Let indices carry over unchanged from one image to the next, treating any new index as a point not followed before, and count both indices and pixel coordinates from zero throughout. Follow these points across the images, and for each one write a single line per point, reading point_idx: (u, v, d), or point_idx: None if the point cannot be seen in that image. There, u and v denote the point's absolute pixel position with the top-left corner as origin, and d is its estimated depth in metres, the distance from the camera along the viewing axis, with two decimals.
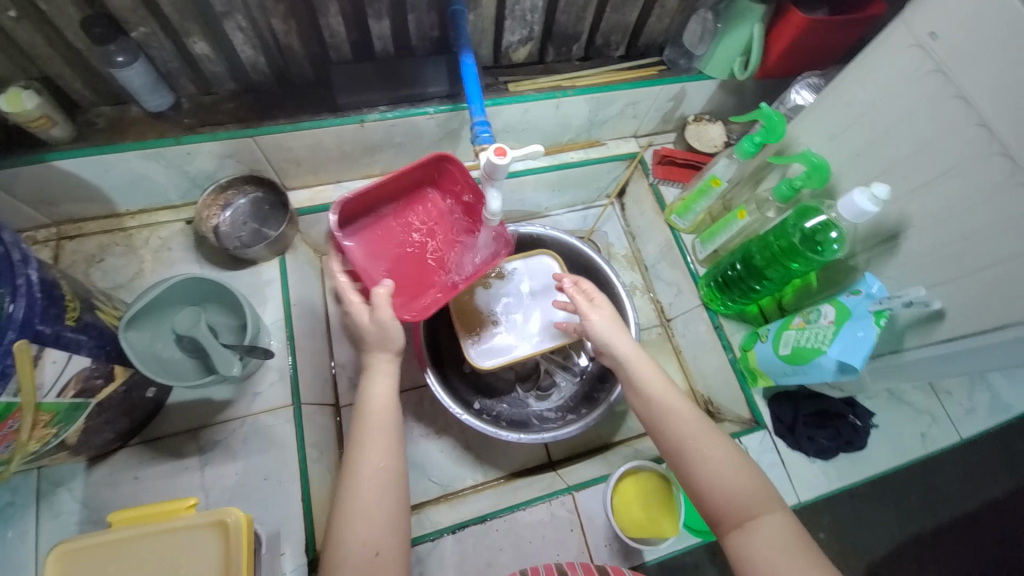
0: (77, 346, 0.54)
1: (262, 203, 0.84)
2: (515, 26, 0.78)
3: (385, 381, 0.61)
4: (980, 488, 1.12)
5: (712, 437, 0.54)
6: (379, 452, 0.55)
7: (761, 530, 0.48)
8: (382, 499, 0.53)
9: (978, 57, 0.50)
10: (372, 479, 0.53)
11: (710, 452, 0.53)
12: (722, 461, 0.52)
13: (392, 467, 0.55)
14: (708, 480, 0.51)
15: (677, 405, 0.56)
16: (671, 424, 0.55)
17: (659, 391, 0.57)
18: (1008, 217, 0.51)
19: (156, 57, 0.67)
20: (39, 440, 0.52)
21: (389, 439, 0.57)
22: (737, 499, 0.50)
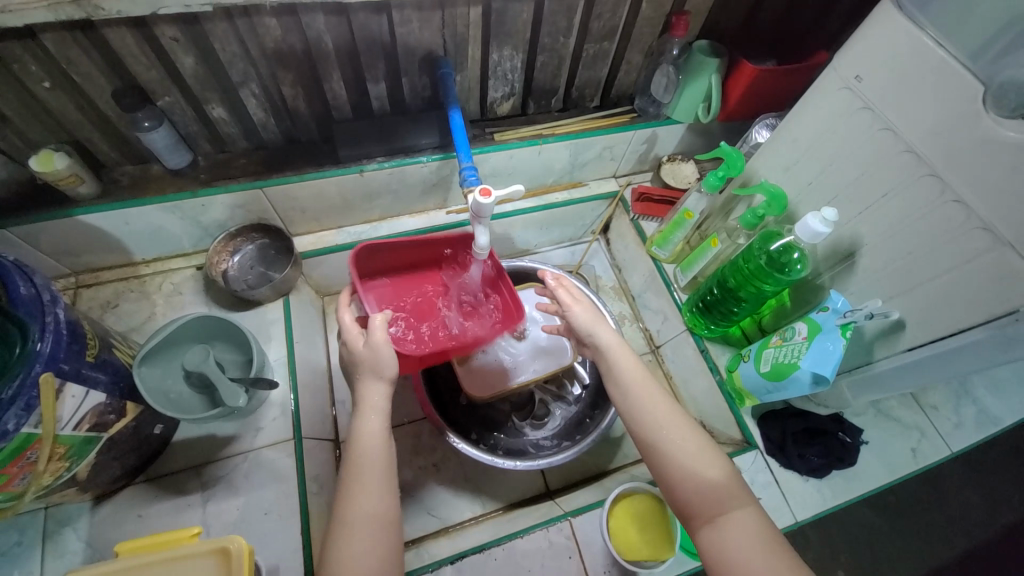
0: (94, 382, 0.58)
1: (268, 249, 0.90)
2: (498, 84, 0.87)
3: (375, 414, 0.60)
4: (990, 510, 1.10)
5: (686, 427, 0.57)
6: (369, 496, 0.55)
7: (729, 516, 0.52)
8: (372, 537, 0.53)
9: (897, 94, 0.57)
10: (363, 520, 0.54)
11: (682, 441, 0.56)
12: (689, 452, 0.56)
13: (386, 506, 0.56)
14: (681, 466, 0.55)
15: (652, 395, 0.60)
16: (642, 415, 0.59)
17: (635, 384, 0.61)
18: (944, 230, 0.56)
19: (177, 122, 0.75)
20: (52, 473, 0.56)
21: (381, 477, 0.57)
22: (705, 486, 0.54)
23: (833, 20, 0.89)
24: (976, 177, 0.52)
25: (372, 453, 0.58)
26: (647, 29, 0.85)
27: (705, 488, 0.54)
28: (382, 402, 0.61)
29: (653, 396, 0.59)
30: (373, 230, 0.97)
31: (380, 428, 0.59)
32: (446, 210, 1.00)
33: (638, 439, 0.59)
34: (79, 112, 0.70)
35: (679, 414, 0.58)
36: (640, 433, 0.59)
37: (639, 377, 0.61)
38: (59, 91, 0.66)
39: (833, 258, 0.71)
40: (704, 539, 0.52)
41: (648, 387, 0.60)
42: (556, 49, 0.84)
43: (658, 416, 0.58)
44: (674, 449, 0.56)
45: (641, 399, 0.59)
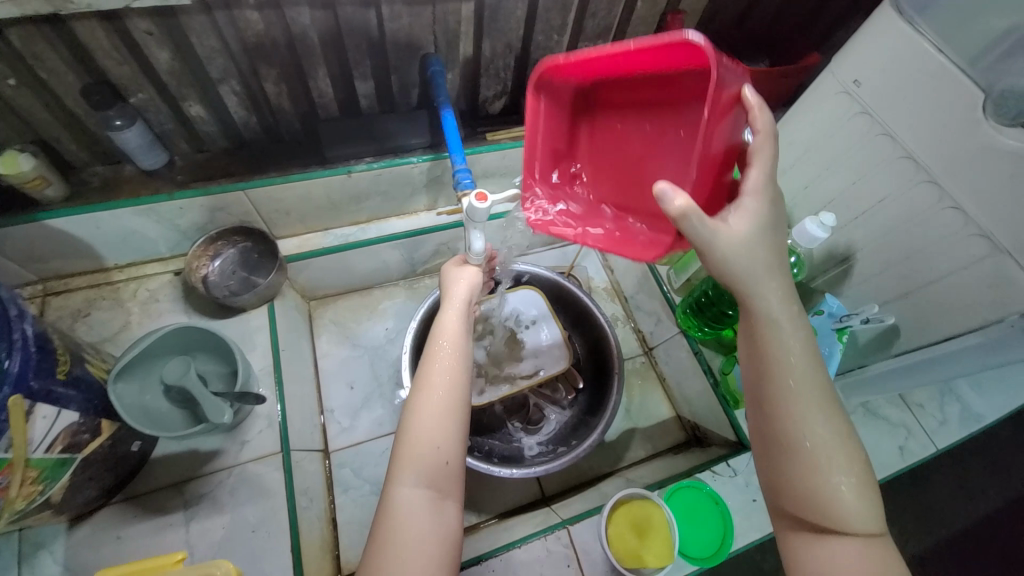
0: (67, 401, 0.54)
1: (251, 253, 0.86)
2: (490, 82, 0.85)
3: (454, 311, 0.62)
4: (970, 501, 1.13)
5: (843, 438, 0.47)
6: (444, 371, 0.56)
7: (852, 543, 0.45)
8: (453, 411, 0.54)
9: (895, 100, 0.57)
10: (444, 388, 0.55)
11: (838, 460, 0.46)
12: (840, 465, 0.46)
13: (463, 386, 0.56)
14: (824, 485, 0.45)
15: (810, 390, 0.47)
16: (796, 406, 0.47)
17: (793, 367, 0.48)
18: (942, 237, 0.57)
19: (152, 120, 0.71)
20: (24, 498, 0.52)
21: (462, 354, 0.58)
22: (847, 507, 0.45)
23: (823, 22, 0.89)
24: (974, 185, 0.52)
25: (452, 342, 0.58)
26: (643, 27, 0.84)
27: (845, 518, 0.45)
28: (460, 306, 0.63)
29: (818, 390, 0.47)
30: (361, 232, 0.94)
31: (457, 322, 0.61)
32: (436, 211, 0.97)
33: (777, 436, 0.48)
34: (42, 109, 0.65)
35: (836, 422, 0.47)
36: (782, 431, 0.47)
37: (797, 364, 0.48)
38: (17, 84, 0.61)
39: (829, 261, 0.71)
40: (802, 549, 0.47)
41: (809, 379, 0.48)
42: (550, 47, 0.82)
43: (815, 418, 0.47)
44: (824, 465, 0.46)
45: (803, 392, 0.47)
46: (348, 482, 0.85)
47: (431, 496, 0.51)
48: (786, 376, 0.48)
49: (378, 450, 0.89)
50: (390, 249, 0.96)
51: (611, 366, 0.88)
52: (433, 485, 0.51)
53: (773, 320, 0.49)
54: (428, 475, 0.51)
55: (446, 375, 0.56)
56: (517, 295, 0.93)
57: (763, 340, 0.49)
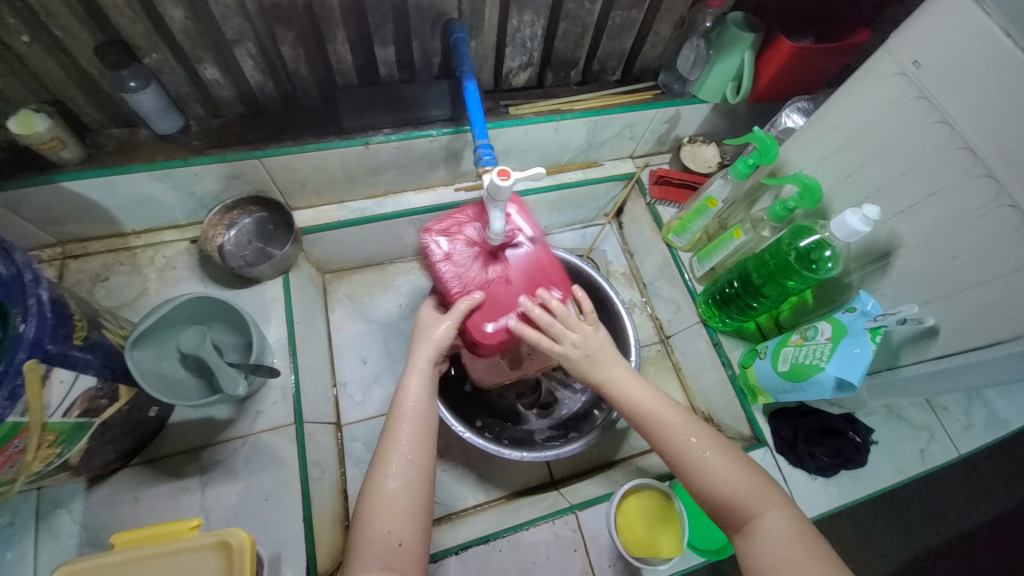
0: (84, 366, 0.54)
1: (267, 223, 0.85)
2: (515, 53, 0.81)
3: (417, 376, 0.63)
4: (987, 508, 1.11)
5: (710, 442, 0.58)
6: (397, 454, 0.58)
7: (766, 517, 0.53)
8: (409, 490, 0.56)
9: (959, 86, 0.52)
10: (399, 467, 0.57)
11: (714, 456, 0.56)
12: (717, 460, 0.56)
13: (420, 457, 0.59)
14: (723, 488, 0.55)
15: (667, 408, 0.60)
16: (662, 424, 0.59)
17: (648, 405, 0.60)
18: (995, 237, 0.53)
19: (167, 83, 0.69)
20: (42, 460, 0.53)
21: (419, 426, 0.60)
22: (737, 492, 0.55)
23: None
24: None
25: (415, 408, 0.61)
26: None
27: (747, 501, 0.54)
28: (428, 361, 0.64)
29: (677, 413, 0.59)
30: (377, 206, 0.92)
31: (421, 388, 0.62)
32: (454, 187, 0.95)
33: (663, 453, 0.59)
34: (57, 68, 0.63)
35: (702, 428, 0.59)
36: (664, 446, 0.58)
37: (653, 400, 0.60)
38: (30, 40, 0.59)
39: (866, 257, 0.68)
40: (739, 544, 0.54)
41: (664, 403, 0.60)
42: (580, 16, 0.78)
43: (681, 426, 0.58)
44: (705, 463, 0.56)
45: (661, 413, 0.59)
46: (359, 454, 0.86)
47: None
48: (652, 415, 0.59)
49: None
50: (407, 224, 0.95)
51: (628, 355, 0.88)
52: (387, 568, 0.51)
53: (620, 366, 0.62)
54: (382, 561, 0.52)
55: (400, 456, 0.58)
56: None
57: (622, 394, 0.61)
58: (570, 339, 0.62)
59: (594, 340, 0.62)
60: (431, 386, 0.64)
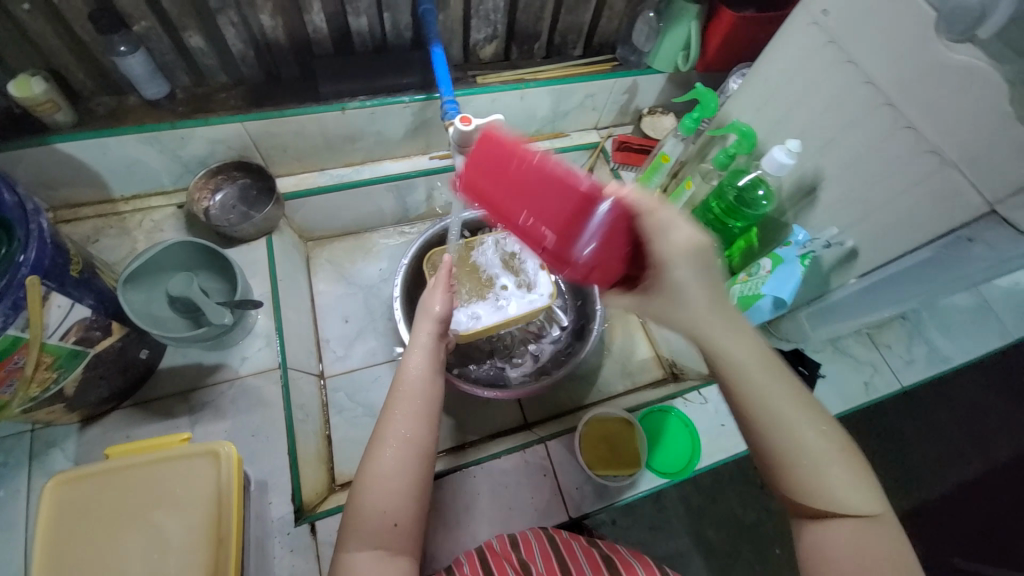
0: (80, 296, 0.59)
1: (249, 189, 0.90)
2: (480, 25, 0.88)
3: (420, 352, 0.60)
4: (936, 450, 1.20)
5: (827, 434, 0.45)
6: (394, 429, 0.53)
7: (848, 521, 0.44)
8: (405, 470, 0.52)
9: (858, 29, 0.60)
10: (398, 445, 0.52)
11: (817, 445, 0.45)
12: (822, 451, 0.45)
13: (420, 434, 0.54)
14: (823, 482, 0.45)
15: (773, 377, 0.47)
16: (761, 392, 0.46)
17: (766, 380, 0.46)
18: (897, 158, 0.60)
19: (154, 50, 0.74)
20: (39, 384, 0.57)
21: (423, 402, 0.56)
22: (835, 492, 0.44)
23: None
24: (926, 104, 0.55)
25: (418, 383, 0.56)
26: None
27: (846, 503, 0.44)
28: (429, 339, 0.61)
29: (784, 382, 0.46)
30: (355, 173, 0.97)
31: (422, 364, 0.58)
32: (428, 156, 1.01)
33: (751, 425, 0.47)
34: (50, 33, 0.68)
35: (810, 411, 0.46)
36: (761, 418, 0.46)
37: (771, 375, 0.47)
38: (30, 8, 0.64)
39: (798, 195, 0.75)
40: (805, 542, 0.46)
41: (767, 367, 0.47)
42: None
43: (783, 400, 0.46)
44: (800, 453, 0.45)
45: (764, 379, 0.46)
46: (342, 405, 0.90)
47: (383, 559, 0.49)
48: (764, 391, 0.46)
49: (370, 378, 0.94)
50: (385, 191, 1.00)
51: (594, 304, 0.94)
52: (383, 544, 0.49)
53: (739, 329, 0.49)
54: (376, 540, 0.49)
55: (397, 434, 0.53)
56: (478, 249, 0.93)
57: (722, 347, 0.48)
58: (681, 234, 0.49)
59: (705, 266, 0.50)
60: (434, 361, 0.60)
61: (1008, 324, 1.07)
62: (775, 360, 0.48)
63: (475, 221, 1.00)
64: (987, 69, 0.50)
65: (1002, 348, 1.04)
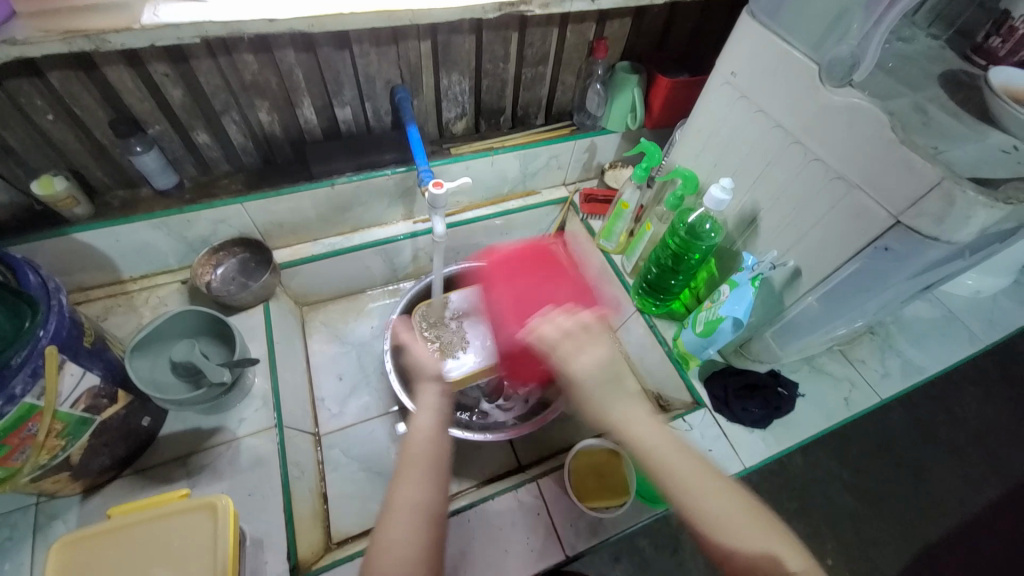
0: (91, 365, 0.64)
1: (249, 262, 0.98)
2: (450, 106, 1.01)
3: (430, 410, 0.57)
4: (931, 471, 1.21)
5: (732, 497, 0.49)
6: (410, 489, 0.50)
7: None
8: (416, 536, 0.48)
9: (761, 84, 0.71)
10: (410, 512, 0.49)
11: (723, 512, 0.47)
12: (729, 517, 0.47)
13: (430, 498, 0.50)
14: (741, 547, 0.46)
15: (672, 450, 0.51)
16: (662, 466, 0.50)
17: (681, 469, 0.50)
18: (816, 185, 0.68)
19: (166, 148, 0.85)
20: (48, 452, 0.61)
21: (433, 468, 0.52)
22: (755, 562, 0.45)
23: (719, 19, 1.06)
24: (825, 139, 0.65)
25: (425, 446, 0.53)
26: (576, 53, 1.01)
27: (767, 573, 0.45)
28: (434, 396, 0.59)
29: (675, 451, 0.51)
30: (346, 241, 1.06)
31: (432, 424, 0.56)
32: (412, 220, 1.11)
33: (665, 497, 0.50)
34: (75, 141, 0.78)
35: (705, 474, 0.50)
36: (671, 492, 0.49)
37: (677, 456, 0.50)
38: (54, 118, 0.74)
39: (742, 225, 0.83)
40: None
41: (660, 439, 0.52)
42: (498, 73, 0.99)
43: (682, 473, 0.50)
44: (710, 519, 0.47)
45: (661, 454, 0.51)
46: (338, 461, 0.92)
47: None
48: (669, 473, 0.50)
49: (366, 432, 0.96)
50: (374, 255, 1.09)
51: None
52: None
53: (628, 399, 0.54)
54: None
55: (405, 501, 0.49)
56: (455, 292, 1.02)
57: (634, 436, 0.52)
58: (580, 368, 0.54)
59: (612, 366, 0.55)
60: (443, 420, 0.57)
61: (977, 331, 1.11)
62: (669, 434, 0.52)
63: (458, 275, 1.08)
64: (865, 106, 0.59)
65: (974, 354, 1.07)
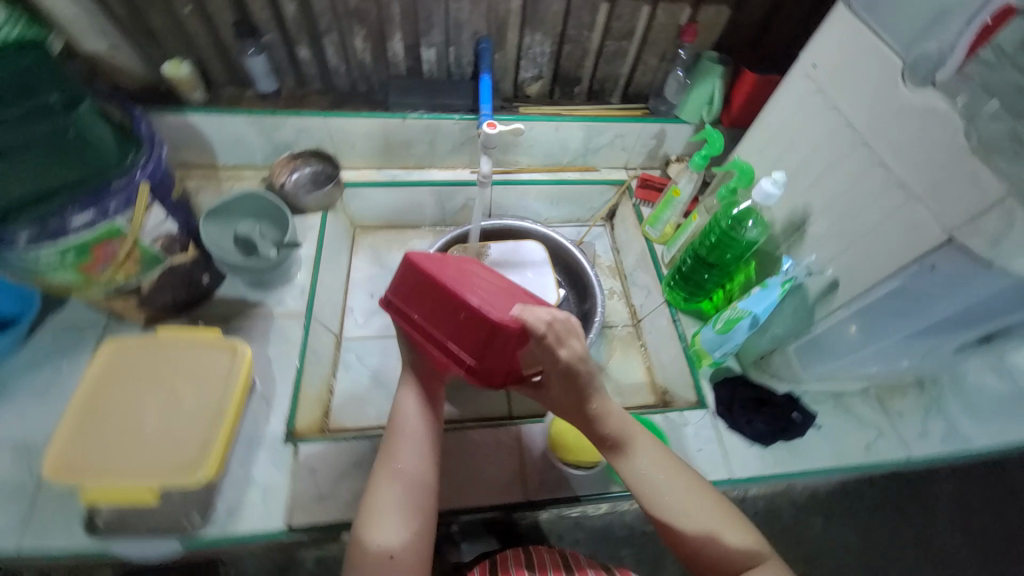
0: (173, 214, 0.76)
1: (320, 173, 1.06)
2: (528, 66, 1.05)
3: (409, 397, 0.66)
4: None
5: (709, 498, 0.59)
6: (402, 464, 0.61)
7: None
8: (405, 501, 0.58)
9: (841, 79, 0.68)
10: (401, 489, 0.59)
11: (701, 511, 0.58)
12: (703, 514, 0.58)
13: (419, 478, 0.60)
14: (716, 544, 0.57)
15: (656, 456, 0.61)
16: (648, 470, 0.60)
17: (662, 472, 0.60)
18: (874, 193, 0.64)
19: (274, 57, 0.97)
20: (125, 273, 0.73)
21: (420, 448, 0.63)
22: (728, 552, 0.56)
23: None
24: (892, 142, 0.61)
25: (412, 428, 0.63)
26: (663, 34, 1.00)
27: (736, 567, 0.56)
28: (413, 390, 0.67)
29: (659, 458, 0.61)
30: (407, 175, 1.14)
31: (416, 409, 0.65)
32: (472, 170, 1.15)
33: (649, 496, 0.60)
34: (204, 34, 0.91)
35: (683, 473, 0.61)
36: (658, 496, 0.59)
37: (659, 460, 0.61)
38: (192, 10, 0.87)
39: (789, 229, 0.80)
40: None
41: (643, 440, 0.62)
42: (580, 41, 1.01)
43: (664, 475, 0.60)
44: (693, 521, 0.58)
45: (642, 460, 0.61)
46: (351, 365, 1.00)
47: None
48: (652, 476, 0.60)
49: (381, 348, 1.04)
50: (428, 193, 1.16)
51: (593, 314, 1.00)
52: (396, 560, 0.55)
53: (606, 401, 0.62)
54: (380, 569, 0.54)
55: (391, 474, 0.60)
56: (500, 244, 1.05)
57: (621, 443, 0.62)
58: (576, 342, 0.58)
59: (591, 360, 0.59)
60: (427, 408, 0.66)
61: None
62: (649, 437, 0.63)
63: (499, 229, 1.11)
64: (944, 109, 0.55)
65: None
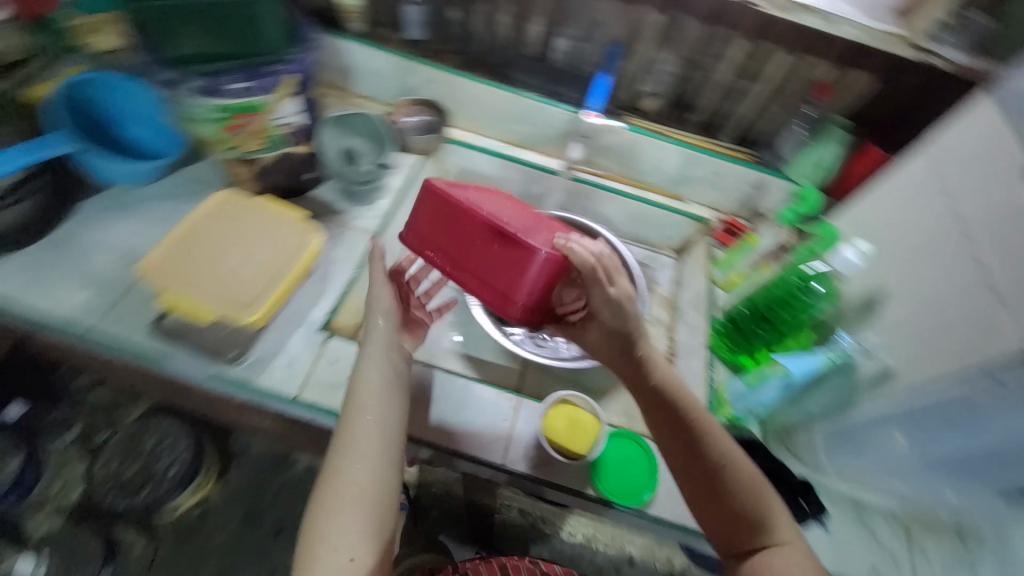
0: (305, 110, 0.90)
1: (432, 123, 1.15)
2: (651, 81, 1.07)
3: (374, 378, 0.69)
4: None
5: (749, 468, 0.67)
6: (358, 460, 0.62)
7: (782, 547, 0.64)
8: (361, 494, 0.61)
9: (962, 172, 0.70)
10: (355, 490, 0.60)
11: (743, 478, 0.66)
12: (744, 479, 0.65)
13: (371, 478, 0.62)
14: (749, 511, 0.64)
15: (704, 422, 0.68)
16: (696, 435, 0.67)
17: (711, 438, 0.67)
18: (960, 287, 0.67)
19: (429, 12, 1.08)
20: (253, 147, 0.88)
21: (379, 439, 0.64)
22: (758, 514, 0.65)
23: None
24: (996, 243, 0.63)
25: (371, 423, 0.65)
26: (796, 86, 0.98)
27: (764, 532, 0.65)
28: (374, 382, 0.69)
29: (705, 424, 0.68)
30: (504, 148, 1.19)
31: (375, 402, 0.67)
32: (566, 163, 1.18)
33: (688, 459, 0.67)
34: None
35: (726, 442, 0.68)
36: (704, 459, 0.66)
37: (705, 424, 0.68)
38: None
39: (860, 308, 0.83)
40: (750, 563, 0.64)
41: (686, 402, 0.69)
42: (709, 70, 1.02)
43: (712, 439, 0.67)
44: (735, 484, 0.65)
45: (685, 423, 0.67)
46: None
47: None
48: (699, 437, 0.67)
49: None
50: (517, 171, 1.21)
51: None
52: (359, 557, 0.57)
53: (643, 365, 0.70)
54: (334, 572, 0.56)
55: (354, 457, 0.63)
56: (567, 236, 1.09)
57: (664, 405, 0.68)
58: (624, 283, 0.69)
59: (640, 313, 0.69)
60: (388, 404, 0.68)
61: None
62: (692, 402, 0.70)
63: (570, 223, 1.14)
64: None
65: None
